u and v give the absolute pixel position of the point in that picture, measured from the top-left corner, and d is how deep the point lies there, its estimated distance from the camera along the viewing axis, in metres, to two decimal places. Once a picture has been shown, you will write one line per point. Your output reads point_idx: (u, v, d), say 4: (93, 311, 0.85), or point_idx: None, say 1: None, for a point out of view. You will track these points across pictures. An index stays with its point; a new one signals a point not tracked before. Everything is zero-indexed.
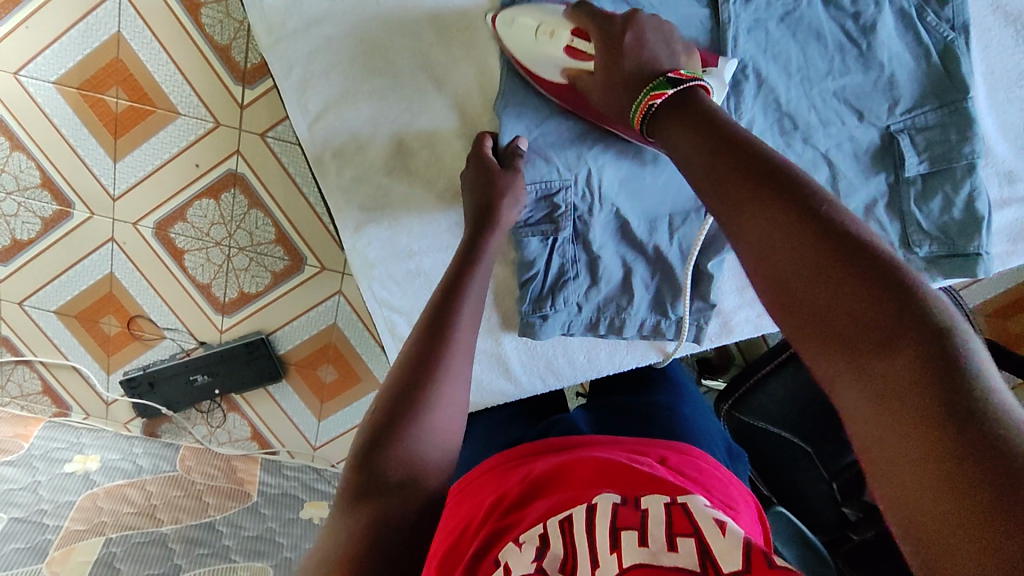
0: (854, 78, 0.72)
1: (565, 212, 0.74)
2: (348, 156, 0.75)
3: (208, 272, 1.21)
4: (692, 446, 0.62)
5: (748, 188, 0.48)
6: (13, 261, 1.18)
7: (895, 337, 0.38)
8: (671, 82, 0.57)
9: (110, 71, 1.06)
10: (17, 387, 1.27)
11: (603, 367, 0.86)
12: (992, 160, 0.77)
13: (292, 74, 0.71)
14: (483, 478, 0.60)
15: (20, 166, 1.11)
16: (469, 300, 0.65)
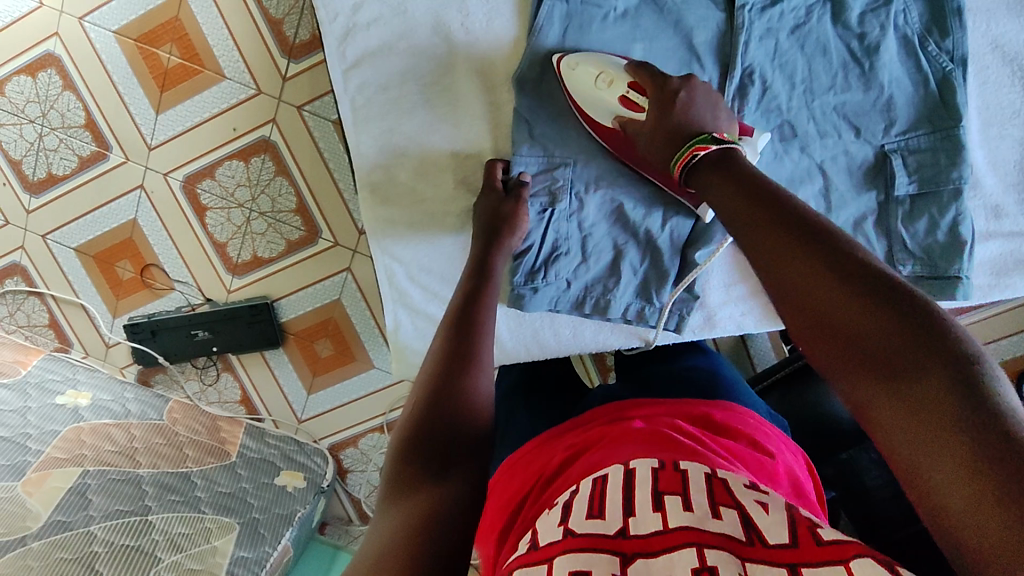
0: (854, 96, 0.75)
1: (564, 187, 0.77)
2: (375, 108, 0.77)
3: (227, 232, 1.25)
4: (739, 406, 0.63)
5: (764, 224, 0.52)
6: (45, 194, 1.24)
7: (911, 357, 0.41)
8: (714, 139, 0.59)
9: (168, 29, 1.14)
10: (25, 317, 1.31)
11: (588, 343, 0.89)
12: (979, 192, 0.80)
13: (337, 23, 0.73)
14: (529, 453, 0.61)
15: (69, 105, 1.18)
16: (488, 306, 0.66)
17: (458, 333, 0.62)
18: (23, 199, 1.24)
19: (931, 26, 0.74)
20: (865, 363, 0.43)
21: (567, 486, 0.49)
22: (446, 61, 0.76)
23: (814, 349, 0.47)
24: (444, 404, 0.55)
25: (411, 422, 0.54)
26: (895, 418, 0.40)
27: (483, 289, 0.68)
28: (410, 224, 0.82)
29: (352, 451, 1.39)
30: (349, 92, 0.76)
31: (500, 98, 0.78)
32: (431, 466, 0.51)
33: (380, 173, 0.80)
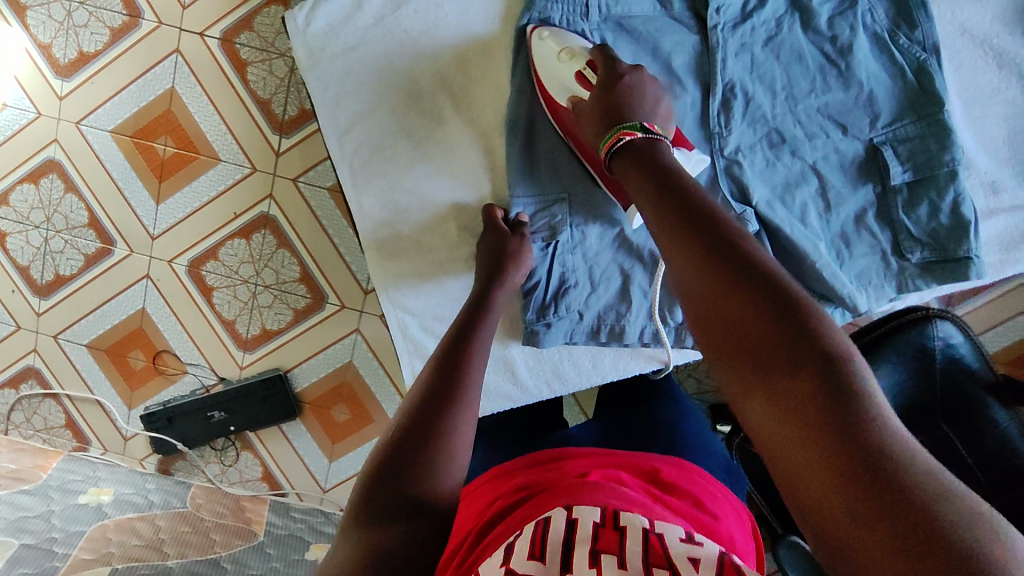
0: (836, 96, 0.77)
1: (563, 221, 0.78)
2: (372, 167, 0.79)
3: (234, 308, 1.26)
4: (684, 461, 0.63)
5: (673, 233, 0.50)
6: (54, 295, 1.25)
7: (791, 352, 0.42)
8: (642, 129, 0.61)
9: (161, 122, 1.18)
10: (42, 421, 1.30)
11: (609, 372, 0.87)
12: (973, 170, 0.81)
13: (328, 93, 0.76)
14: (484, 488, 0.60)
15: (71, 207, 1.21)
16: (478, 351, 0.64)
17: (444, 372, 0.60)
18: (32, 302, 1.26)
19: (898, 20, 0.76)
20: (767, 375, 0.42)
21: (512, 526, 0.48)
22: (433, 114, 0.79)
23: (718, 360, 0.45)
24: (420, 443, 0.52)
25: (383, 457, 0.51)
26: (790, 433, 0.40)
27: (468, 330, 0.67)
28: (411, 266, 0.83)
29: None
30: (347, 155, 0.79)
31: (491, 143, 0.80)
32: (403, 510, 0.49)
33: (380, 228, 0.80)
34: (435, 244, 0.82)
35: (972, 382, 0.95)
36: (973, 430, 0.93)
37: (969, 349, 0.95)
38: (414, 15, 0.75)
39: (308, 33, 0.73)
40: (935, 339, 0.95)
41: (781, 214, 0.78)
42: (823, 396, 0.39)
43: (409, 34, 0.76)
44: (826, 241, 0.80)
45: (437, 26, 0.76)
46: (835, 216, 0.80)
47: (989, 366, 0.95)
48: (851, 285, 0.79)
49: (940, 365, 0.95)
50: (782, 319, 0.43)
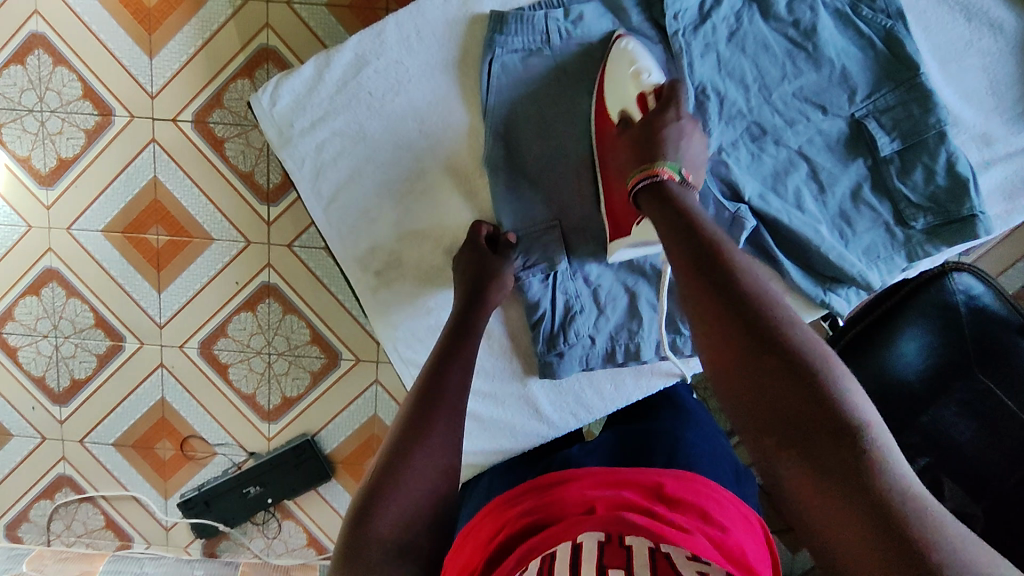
0: (809, 78, 0.76)
1: (558, 249, 0.78)
2: (362, 231, 0.78)
3: (252, 382, 1.26)
4: (687, 470, 0.62)
5: (696, 296, 0.53)
6: (73, 400, 1.26)
7: (815, 419, 0.45)
8: (683, 173, 0.63)
9: (150, 213, 1.19)
10: (82, 525, 1.31)
11: (633, 393, 0.85)
12: (961, 126, 0.80)
13: (306, 166, 0.76)
14: (483, 524, 0.59)
15: (76, 311, 1.22)
16: (452, 376, 0.64)
17: (426, 406, 0.60)
18: (53, 411, 1.26)
19: None
20: (795, 432, 0.45)
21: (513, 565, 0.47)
22: (414, 166, 0.78)
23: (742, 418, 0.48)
24: (422, 477, 0.55)
25: (373, 489, 0.54)
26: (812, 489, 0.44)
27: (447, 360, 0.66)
28: (417, 319, 0.82)
29: None
30: (334, 225, 0.78)
31: (474, 183, 0.80)
32: (389, 552, 0.51)
33: (380, 286, 0.80)
34: (436, 290, 0.82)
35: (1005, 327, 0.92)
36: (1013, 376, 0.91)
37: (994, 297, 0.93)
38: (375, 75, 0.75)
39: (275, 113, 0.73)
40: (956, 293, 0.94)
41: (776, 205, 0.77)
42: (844, 454, 0.43)
43: (372, 95, 0.75)
44: (826, 224, 0.79)
45: (399, 81, 0.76)
46: (830, 196, 0.79)
47: (1017, 311, 0.93)
48: (860, 264, 0.78)
49: (968, 319, 0.93)
50: (805, 378, 0.46)
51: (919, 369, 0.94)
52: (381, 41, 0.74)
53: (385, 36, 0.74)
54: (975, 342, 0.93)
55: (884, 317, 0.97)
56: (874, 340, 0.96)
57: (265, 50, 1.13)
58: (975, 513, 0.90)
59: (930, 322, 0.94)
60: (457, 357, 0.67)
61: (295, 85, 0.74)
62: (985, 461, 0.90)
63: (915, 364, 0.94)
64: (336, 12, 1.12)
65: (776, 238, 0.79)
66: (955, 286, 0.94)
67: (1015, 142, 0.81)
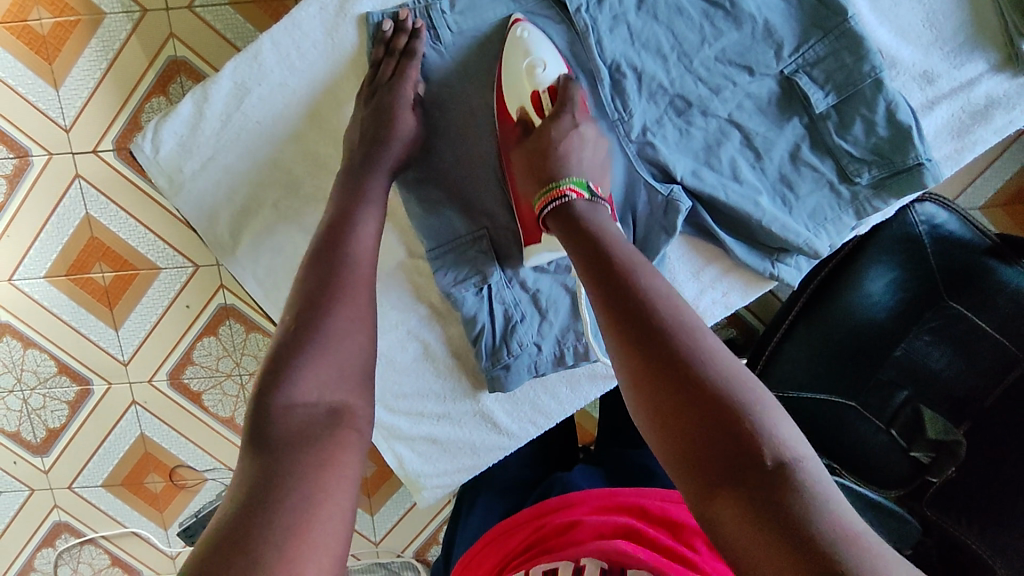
0: (730, 39, 0.72)
1: (488, 259, 0.75)
2: (279, 271, 0.77)
3: (229, 405, 1.24)
4: (686, 495, 0.63)
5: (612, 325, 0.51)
6: (53, 449, 1.24)
7: (731, 451, 0.44)
8: (587, 188, 0.63)
9: (90, 250, 1.13)
10: (89, 566, 1.32)
11: (590, 391, 0.84)
12: (902, 66, 0.76)
13: (204, 211, 0.74)
14: (483, 556, 0.62)
15: (36, 361, 1.19)
16: (363, 235, 0.62)
17: (330, 273, 0.57)
18: (36, 462, 1.25)
19: None
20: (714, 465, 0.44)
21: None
22: (322, 194, 0.76)
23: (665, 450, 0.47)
24: (323, 339, 0.53)
25: (277, 356, 0.51)
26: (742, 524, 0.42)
27: (347, 223, 0.62)
28: None
29: (439, 549, 1.28)
30: (249, 268, 0.77)
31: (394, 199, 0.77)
32: (316, 413, 0.50)
33: None
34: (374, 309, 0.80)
35: (970, 252, 0.90)
36: (986, 300, 0.88)
37: (958, 223, 0.91)
38: (259, 102, 0.72)
39: (159, 159, 0.71)
40: (918, 224, 0.92)
41: (710, 181, 0.73)
42: (762, 485, 0.42)
43: (260, 125, 0.73)
44: (767, 192, 0.75)
45: (288, 107, 0.73)
46: (768, 162, 0.75)
47: (983, 232, 0.90)
48: (805, 232, 0.75)
49: (934, 250, 0.91)
50: (720, 404, 0.45)
51: (889, 305, 0.92)
52: (259, 65, 0.72)
53: (262, 59, 0.71)
54: (942, 274, 0.91)
55: (849, 257, 0.94)
56: (839, 282, 0.93)
57: (175, 63, 1.04)
58: (959, 439, 0.85)
59: (894, 258, 0.92)
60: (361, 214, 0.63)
61: (177, 125, 0.72)
62: (963, 383, 0.87)
63: (887, 301, 0.92)
64: (242, 8, 1.03)
65: (717, 216, 0.76)
66: (916, 216, 0.92)
67: (960, 76, 0.76)
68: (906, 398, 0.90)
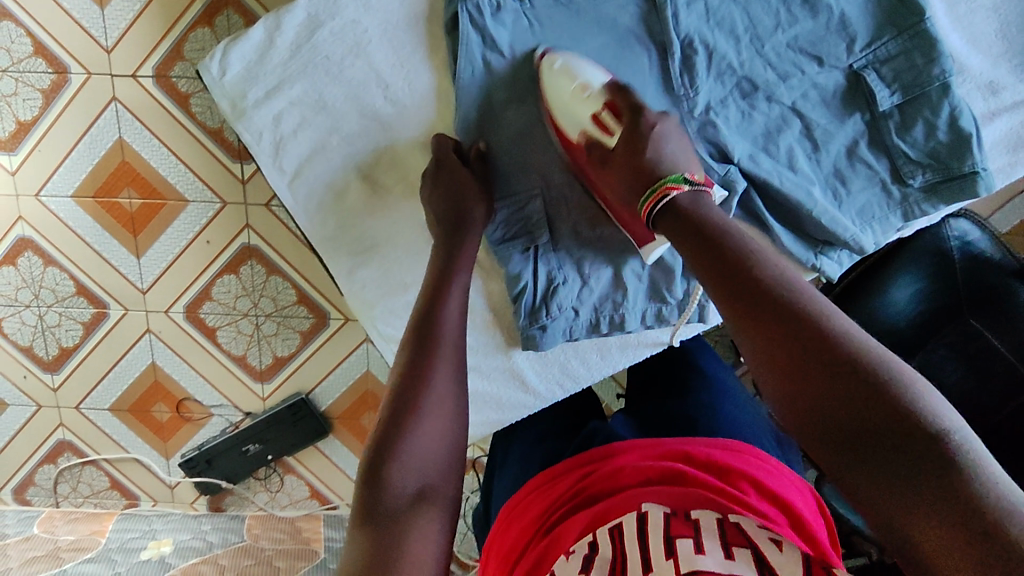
0: (804, 27, 0.72)
1: (539, 220, 0.77)
2: (328, 207, 0.78)
3: (241, 344, 1.25)
4: (735, 440, 0.64)
5: (738, 305, 0.51)
6: (64, 367, 1.25)
7: (876, 421, 0.43)
8: (687, 181, 0.61)
9: (119, 175, 1.13)
10: (88, 486, 1.35)
11: (619, 361, 0.88)
12: (967, 74, 0.76)
13: (264, 141, 0.74)
14: (531, 497, 0.64)
15: (56, 279, 1.19)
16: (451, 303, 0.64)
17: (422, 345, 0.60)
18: (46, 379, 1.26)
19: None
20: (855, 432, 0.43)
21: (575, 536, 0.53)
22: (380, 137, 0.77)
23: (803, 425, 0.46)
24: (417, 417, 0.54)
25: (378, 437, 0.54)
26: (894, 494, 0.41)
27: (437, 301, 0.64)
28: (393, 298, 0.84)
29: None
30: (300, 201, 0.78)
31: None
32: (407, 499, 0.51)
33: (357, 266, 0.82)
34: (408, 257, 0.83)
35: (996, 271, 0.90)
36: (1008, 320, 0.88)
37: (992, 245, 0.92)
38: (331, 37, 0.72)
39: (225, 84, 0.71)
40: (950, 238, 0.93)
41: (767, 166, 0.75)
42: (908, 449, 0.41)
43: (330, 61, 0.72)
44: (820, 184, 0.76)
45: (360, 44, 0.72)
46: (825, 154, 0.76)
47: (1012, 255, 0.91)
48: (853, 227, 0.76)
49: (961, 265, 0.92)
50: (857, 370, 0.44)
51: (910, 315, 0.93)
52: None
53: None
54: (968, 290, 0.92)
55: (882, 261, 0.96)
56: (869, 285, 0.96)
57: None
58: None
59: (922, 270, 0.94)
60: (449, 290, 0.65)
61: (247, 50, 0.71)
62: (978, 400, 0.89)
63: (909, 310, 0.93)
64: None
65: (767, 201, 0.77)
66: (948, 232, 0.94)
67: (1023, 90, 0.77)
68: None
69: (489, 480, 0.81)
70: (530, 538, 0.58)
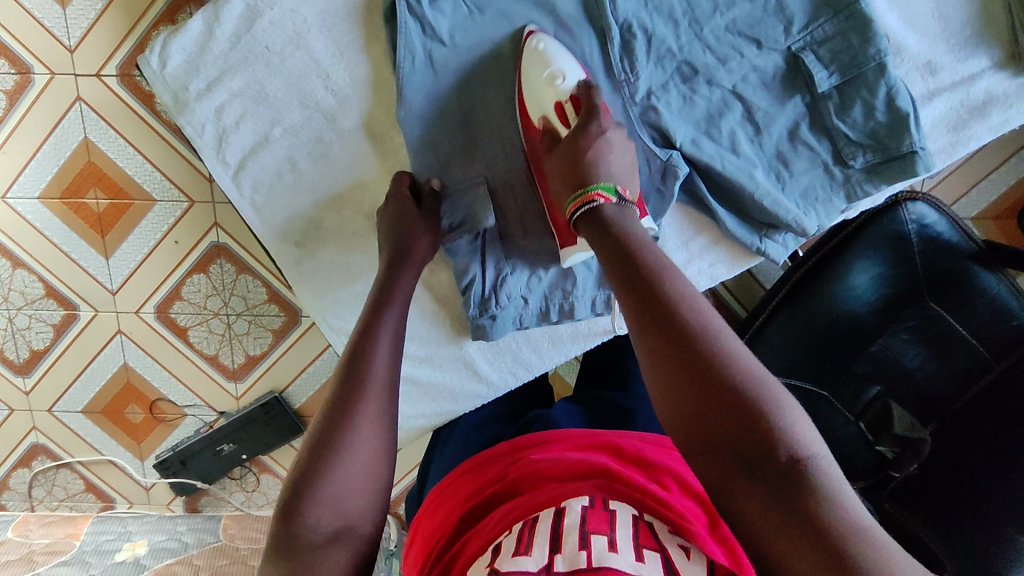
0: (742, 10, 0.72)
1: (485, 212, 0.76)
2: (277, 196, 0.78)
3: (213, 343, 1.25)
4: (664, 437, 0.68)
5: (642, 319, 0.50)
6: (35, 370, 1.25)
7: (756, 450, 0.43)
8: (617, 194, 0.61)
9: (86, 175, 1.13)
10: (63, 489, 1.34)
11: (573, 348, 0.88)
12: (904, 55, 0.77)
13: (209, 132, 0.75)
14: (462, 481, 0.67)
15: (24, 281, 1.18)
16: (387, 325, 0.63)
17: (358, 365, 0.59)
18: (18, 382, 1.25)
19: None
20: (737, 459, 0.44)
21: (486, 537, 0.53)
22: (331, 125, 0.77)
23: (691, 443, 0.46)
24: (342, 441, 0.54)
25: (303, 459, 0.53)
26: (761, 522, 0.42)
27: (369, 336, 0.62)
28: (348, 288, 0.85)
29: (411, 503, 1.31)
30: (246, 193, 0.78)
31: (392, 142, 0.79)
32: (322, 524, 0.50)
33: (302, 258, 0.82)
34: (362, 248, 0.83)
35: (955, 257, 0.91)
36: (967, 305, 0.89)
37: (947, 225, 0.92)
38: (270, 28, 0.72)
39: (166, 76, 0.71)
40: (907, 222, 0.92)
41: (709, 150, 0.75)
42: (783, 481, 0.42)
43: (269, 52, 0.73)
44: (763, 167, 0.77)
45: (299, 34, 0.73)
46: (767, 137, 0.77)
47: (970, 238, 0.91)
48: (795, 209, 0.77)
49: (919, 249, 0.92)
50: (742, 399, 0.45)
51: (869, 301, 0.94)
52: None
53: None
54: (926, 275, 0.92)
55: (835, 250, 0.96)
56: (826, 272, 0.95)
57: None
58: (923, 438, 0.87)
59: (881, 254, 0.94)
60: (388, 312, 0.65)
61: (187, 42, 0.71)
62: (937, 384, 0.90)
63: (869, 295, 0.94)
64: None
65: (711, 185, 0.79)
66: (909, 215, 0.92)
67: (961, 70, 0.77)
68: (878, 393, 0.93)
69: (426, 460, 0.83)
70: (455, 519, 0.61)
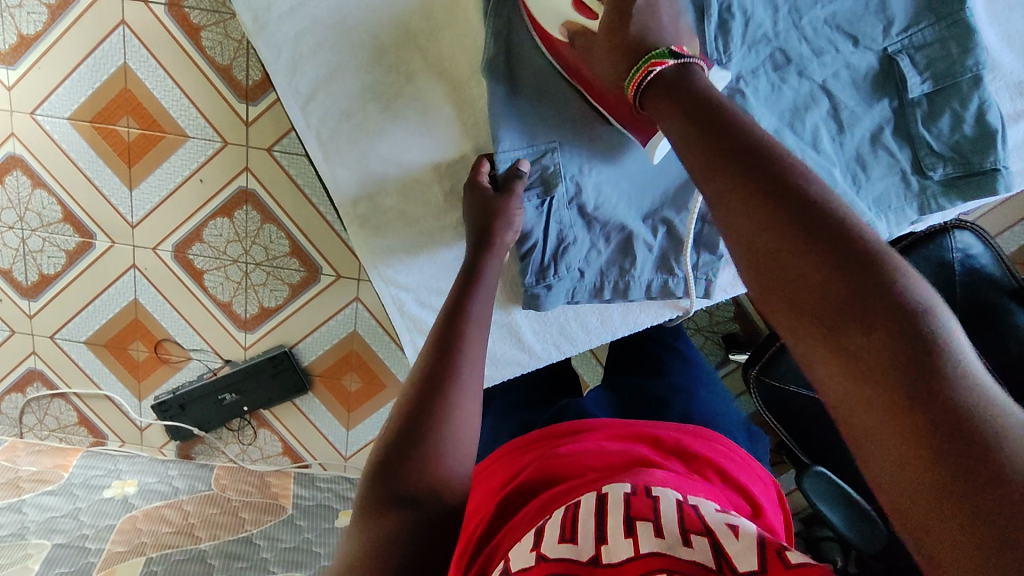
0: (844, 4, 0.72)
1: (556, 171, 0.74)
2: (342, 135, 0.78)
3: (228, 290, 1.23)
4: (700, 427, 0.65)
5: (726, 170, 0.42)
6: (42, 295, 1.22)
7: (860, 309, 0.34)
8: (671, 52, 0.53)
9: (120, 102, 1.09)
10: (54, 420, 1.32)
11: (619, 328, 0.90)
12: (999, 72, 0.77)
13: (282, 58, 0.72)
14: (495, 467, 0.63)
15: (42, 203, 1.16)
16: (476, 326, 0.64)
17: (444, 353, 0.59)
18: (22, 305, 1.23)
19: None
20: (831, 323, 0.35)
21: (523, 527, 0.49)
22: (404, 68, 0.76)
23: (776, 306, 0.38)
24: (423, 420, 0.53)
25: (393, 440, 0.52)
26: (857, 394, 0.33)
27: (453, 333, 0.62)
28: (394, 238, 0.85)
29: None
30: (312, 126, 0.77)
31: (470, 94, 0.78)
32: (401, 501, 0.49)
33: (360, 198, 0.82)
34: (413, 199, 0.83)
35: (993, 287, 0.92)
36: (993, 339, 0.90)
37: (989, 258, 0.93)
38: None
39: None
40: (953, 251, 0.92)
41: (790, 142, 0.75)
42: (894, 343, 0.33)
43: None
44: (840, 167, 0.78)
45: None
46: (848, 137, 0.77)
47: (1009, 272, 0.93)
48: (869, 212, 0.78)
49: (961, 279, 0.92)
50: (849, 252, 0.36)
51: None
52: None
53: None
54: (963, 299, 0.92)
55: None
56: None
57: None
58: None
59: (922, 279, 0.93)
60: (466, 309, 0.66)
61: None
62: None
63: None
64: None
65: None
66: (953, 243, 0.93)
67: None
68: None
69: None
70: (489, 504, 0.56)
